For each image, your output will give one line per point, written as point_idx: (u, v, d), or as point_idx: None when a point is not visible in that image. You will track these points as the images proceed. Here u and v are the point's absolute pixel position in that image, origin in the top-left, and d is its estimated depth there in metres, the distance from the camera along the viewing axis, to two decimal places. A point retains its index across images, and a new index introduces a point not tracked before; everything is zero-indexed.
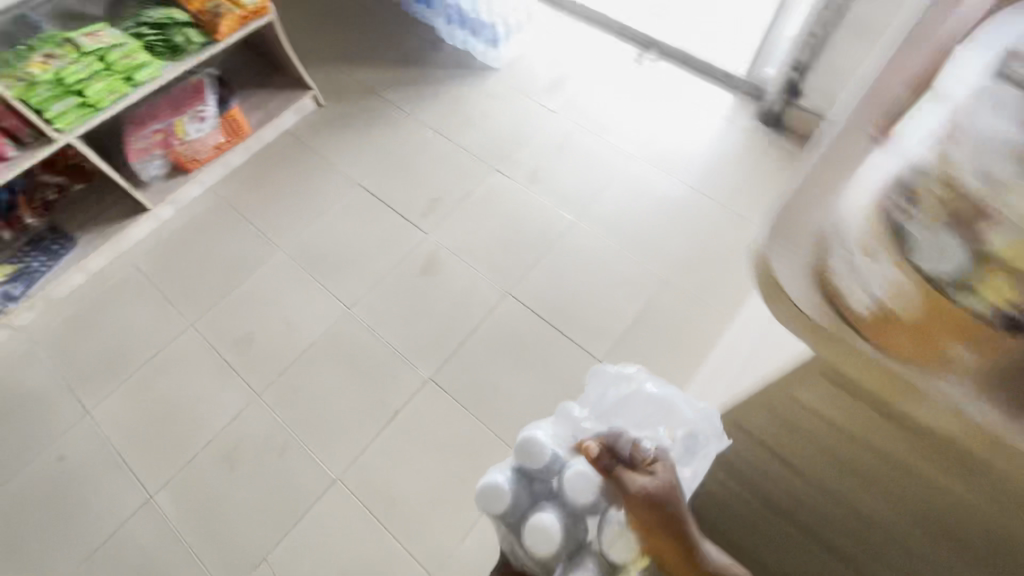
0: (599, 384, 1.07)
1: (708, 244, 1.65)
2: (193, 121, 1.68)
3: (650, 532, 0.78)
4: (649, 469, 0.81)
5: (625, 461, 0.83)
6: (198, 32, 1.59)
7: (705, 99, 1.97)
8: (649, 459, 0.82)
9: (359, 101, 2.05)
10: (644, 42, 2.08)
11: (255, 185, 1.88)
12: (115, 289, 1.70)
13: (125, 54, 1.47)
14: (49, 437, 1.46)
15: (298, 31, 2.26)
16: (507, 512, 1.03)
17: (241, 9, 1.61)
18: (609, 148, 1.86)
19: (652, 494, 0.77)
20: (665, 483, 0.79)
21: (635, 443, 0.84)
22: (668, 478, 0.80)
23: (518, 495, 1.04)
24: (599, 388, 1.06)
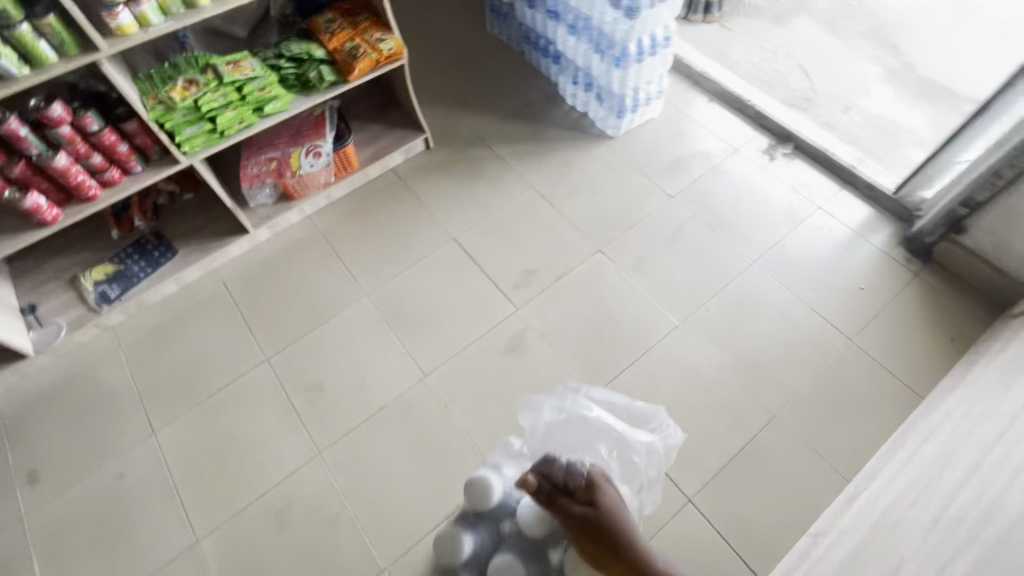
0: (530, 409, 1.29)
1: (825, 382, 1.48)
2: (308, 155, 1.65)
3: (597, 553, 1.12)
4: (582, 495, 1.16)
5: (562, 490, 1.17)
6: (331, 70, 1.57)
7: (841, 208, 1.79)
8: (581, 484, 1.17)
9: (468, 149, 1.99)
10: (780, 135, 1.95)
11: (354, 221, 1.84)
12: (201, 305, 1.69)
13: (260, 86, 1.47)
14: (113, 449, 1.46)
15: (420, 66, 2.25)
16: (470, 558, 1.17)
17: (378, 53, 1.58)
18: (724, 248, 1.72)
19: (588, 517, 1.13)
20: (597, 507, 1.14)
21: (568, 472, 1.18)
22: (599, 500, 1.15)
23: (480, 539, 1.19)
24: (534, 414, 1.29)
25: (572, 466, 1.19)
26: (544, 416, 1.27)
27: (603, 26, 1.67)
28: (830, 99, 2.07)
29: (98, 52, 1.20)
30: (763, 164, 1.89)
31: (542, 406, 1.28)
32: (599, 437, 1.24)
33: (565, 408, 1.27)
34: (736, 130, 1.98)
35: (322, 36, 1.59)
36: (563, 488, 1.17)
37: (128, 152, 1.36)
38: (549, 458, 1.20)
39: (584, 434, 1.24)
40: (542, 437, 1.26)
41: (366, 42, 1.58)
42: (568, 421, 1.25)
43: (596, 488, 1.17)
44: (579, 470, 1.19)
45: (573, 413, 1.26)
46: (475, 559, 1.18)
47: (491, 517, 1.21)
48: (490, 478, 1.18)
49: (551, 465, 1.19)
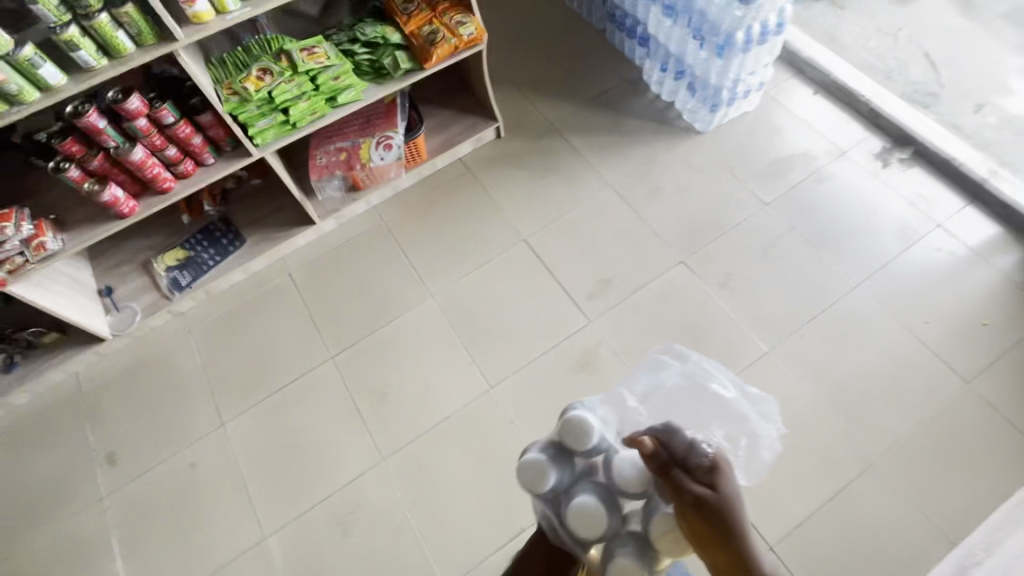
0: (648, 367, 1.11)
1: (934, 431, 1.32)
2: (379, 148, 1.56)
3: (704, 539, 0.90)
4: (702, 476, 0.91)
5: (679, 462, 0.93)
6: (407, 56, 1.46)
7: (966, 228, 1.57)
8: (704, 464, 0.92)
9: (541, 140, 1.86)
10: (898, 137, 1.71)
11: (421, 215, 1.76)
12: (268, 296, 1.68)
13: (335, 75, 1.38)
14: (185, 438, 1.48)
15: (494, 45, 2.10)
16: (548, 490, 1.01)
17: (457, 39, 1.45)
18: (824, 267, 1.55)
19: (706, 500, 0.89)
20: (719, 493, 0.90)
21: (691, 447, 0.93)
22: (722, 486, 0.91)
23: (562, 473, 1.01)
24: (653, 372, 1.10)
25: (698, 441, 0.94)
26: (667, 377, 1.07)
27: (708, 10, 1.48)
28: (959, 94, 1.80)
29: (175, 41, 1.13)
30: (875, 171, 1.68)
31: (667, 365, 1.09)
32: (725, 419, 1.02)
33: (695, 375, 1.06)
34: (846, 130, 1.75)
35: (398, 18, 1.47)
36: (683, 460, 0.93)
37: (202, 145, 1.32)
38: (670, 425, 0.97)
39: (711, 408, 1.03)
40: (657, 399, 1.07)
41: (445, 26, 1.46)
42: (695, 390, 1.05)
43: (723, 473, 0.92)
44: (705, 448, 0.93)
45: (704, 385, 1.05)
46: (554, 492, 1.02)
47: (576, 453, 1.03)
48: (593, 423, 0.99)
49: (674, 434, 0.95)
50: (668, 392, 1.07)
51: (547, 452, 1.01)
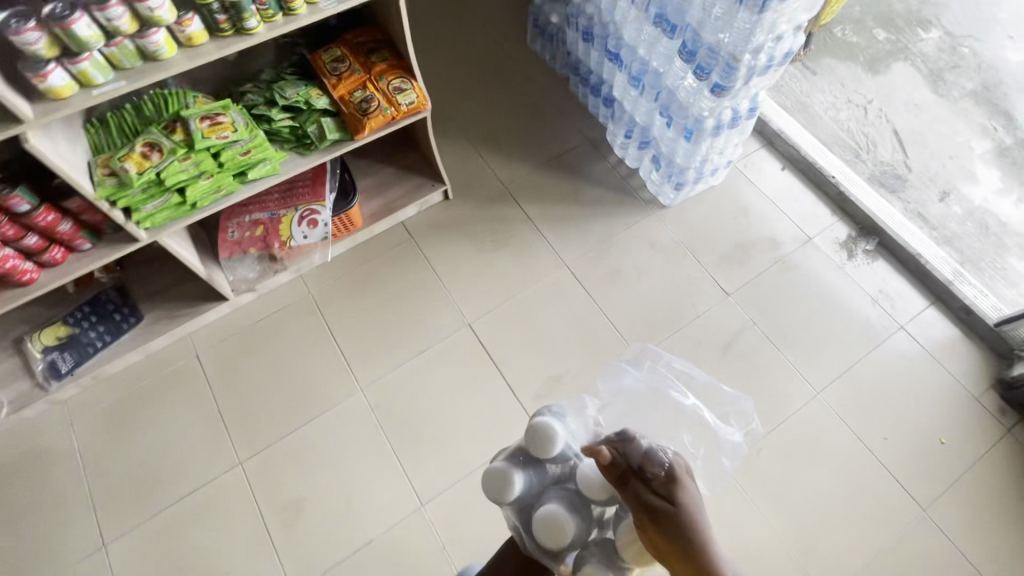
0: (609, 374, 1.17)
1: (883, 562, 1.27)
2: (301, 225, 1.35)
3: (666, 554, 0.90)
4: (660, 486, 0.94)
5: (636, 471, 0.96)
6: (335, 125, 1.26)
7: (928, 333, 1.50)
8: (662, 474, 0.96)
9: (494, 205, 1.70)
10: (864, 226, 1.64)
11: (354, 288, 1.57)
12: (168, 382, 1.45)
13: (244, 150, 1.16)
14: (57, 563, 1.27)
15: (447, 87, 1.91)
16: (515, 500, 1.00)
17: (395, 109, 1.26)
18: (783, 369, 1.46)
19: (664, 513, 0.91)
20: (676, 504, 0.92)
21: (648, 457, 0.97)
22: (678, 497, 0.94)
23: (528, 482, 1.01)
24: (611, 379, 1.16)
25: (654, 450, 0.99)
26: (626, 384, 1.15)
27: (677, 90, 1.33)
28: (926, 181, 1.74)
29: (23, 124, 0.89)
30: (839, 263, 1.59)
31: (624, 373, 1.17)
32: (689, 425, 1.10)
33: (656, 384, 1.15)
34: (813, 213, 1.66)
35: (325, 78, 1.26)
36: (639, 470, 0.96)
37: (72, 233, 1.09)
38: (627, 432, 1.02)
39: (673, 414, 1.11)
40: (619, 408, 1.14)
41: (380, 92, 1.26)
42: (655, 396, 1.13)
43: (678, 484, 0.95)
44: (662, 456, 0.98)
45: (662, 390, 1.14)
46: (522, 501, 1.01)
47: (541, 461, 1.04)
48: (559, 433, 1.00)
49: (632, 443, 0.99)
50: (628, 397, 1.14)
51: (514, 461, 1.03)
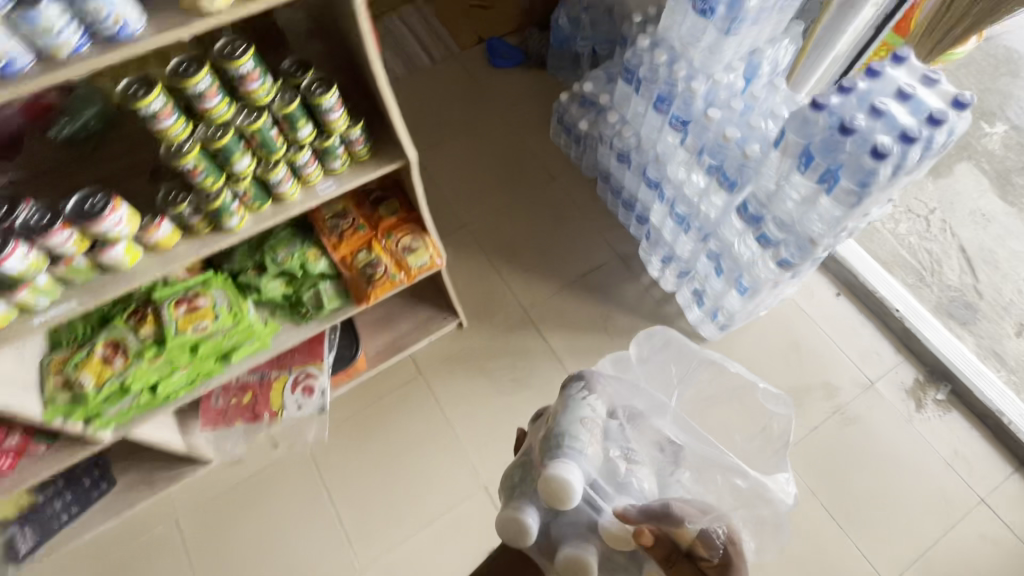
0: (627, 389, 0.91)
1: None
2: (294, 392, 1.18)
3: None
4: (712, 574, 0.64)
5: (682, 553, 0.65)
6: (335, 290, 1.09)
7: (1013, 508, 1.31)
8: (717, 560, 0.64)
9: (514, 334, 1.51)
10: (933, 369, 1.44)
11: (354, 441, 1.38)
12: (144, 557, 1.27)
13: (227, 335, 0.99)
14: None
15: (463, 187, 1.74)
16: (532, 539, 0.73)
17: (404, 273, 1.08)
18: (846, 551, 1.28)
19: None
20: None
21: (702, 537, 0.65)
22: None
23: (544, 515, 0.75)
24: (628, 392, 0.91)
25: (707, 528, 0.65)
26: (651, 410, 0.90)
27: (732, 244, 1.15)
28: (998, 310, 1.55)
29: None
30: (906, 415, 1.40)
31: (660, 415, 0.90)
32: (739, 496, 0.81)
33: (703, 444, 0.85)
34: (873, 351, 1.47)
35: (323, 235, 1.08)
36: (684, 554, 0.65)
37: (20, 443, 0.95)
38: (670, 507, 0.67)
39: (716, 482, 0.82)
40: (637, 428, 0.89)
41: (388, 253, 1.09)
42: (695, 453, 0.85)
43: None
44: (717, 536, 0.65)
45: (712, 450, 0.84)
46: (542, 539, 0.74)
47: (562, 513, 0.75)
48: (577, 480, 0.72)
49: (676, 520, 0.66)
50: (664, 444, 0.87)
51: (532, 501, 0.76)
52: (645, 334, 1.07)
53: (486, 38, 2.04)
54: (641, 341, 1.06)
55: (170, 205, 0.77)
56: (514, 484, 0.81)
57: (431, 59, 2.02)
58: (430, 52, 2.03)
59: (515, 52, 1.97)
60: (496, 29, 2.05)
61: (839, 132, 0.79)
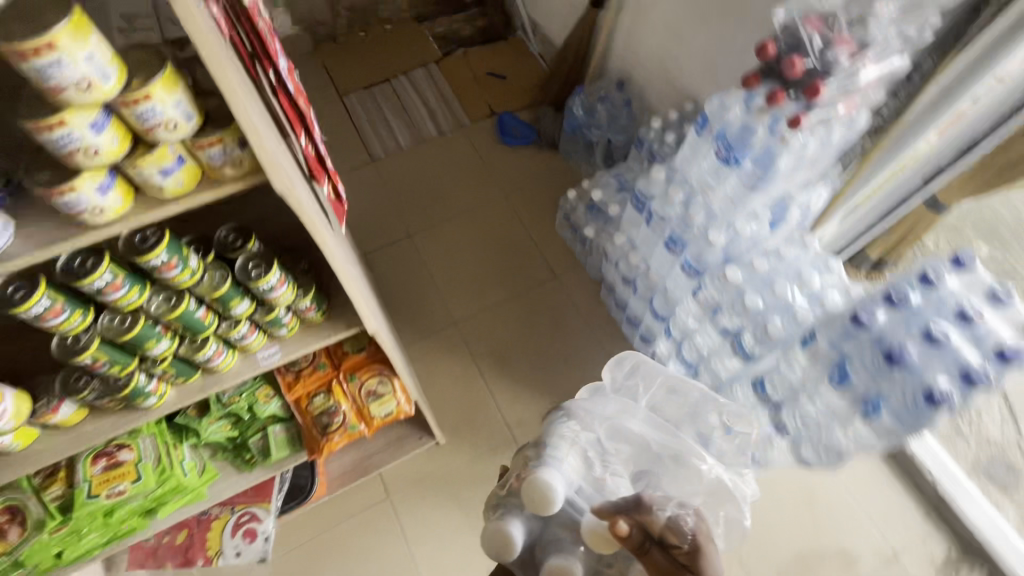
0: (596, 400, 0.90)
1: None
2: (236, 537, 1.23)
3: None
4: (681, 560, 0.66)
5: (653, 539, 0.66)
6: (286, 433, 0.97)
7: None
8: (686, 547, 0.66)
9: (495, 455, 1.37)
10: (966, 543, 1.26)
11: (303, 572, 1.23)
12: None
13: (147, 498, 0.86)
14: None
15: (459, 277, 1.62)
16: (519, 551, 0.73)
17: (366, 425, 0.96)
18: None
19: None
20: None
21: (671, 522, 0.67)
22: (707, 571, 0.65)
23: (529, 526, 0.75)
24: (597, 404, 0.89)
25: (675, 517, 0.69)
26: (622, 417, 0.88)
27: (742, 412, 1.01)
28: None
29: None
30: None
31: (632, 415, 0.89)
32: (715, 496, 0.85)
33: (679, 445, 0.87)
34: (899, 514, 1.29)
35: (278, 370, 0.96)
36: (656, 541, 0.66)
37: None
38: (641, 497, 0.70)
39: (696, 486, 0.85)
40: (614, 434, 0.88)
41: (349, 399, 0.96)
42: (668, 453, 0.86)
43: (708, 561, 0.65)
44: (684, 523, 0.68)
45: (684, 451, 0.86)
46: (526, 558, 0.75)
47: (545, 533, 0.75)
48: (560, 486, 0.71)
49: (647, 510, 0.68)
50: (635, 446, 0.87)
51: (518, 512, 0.75)
52: (617, 360, 0.97)
53: (498, 112, 1.94)
54: (612, 368, 0.97)
55: (75, 390, 0.65)
56: (498, 498, 0.78)
57: (438, 129, 1.91)
58: (439, 122, 1.93)
59: (527, 131, 1.86)
60: (509, 104, 1.95)
61: (888, 360, 0.66)
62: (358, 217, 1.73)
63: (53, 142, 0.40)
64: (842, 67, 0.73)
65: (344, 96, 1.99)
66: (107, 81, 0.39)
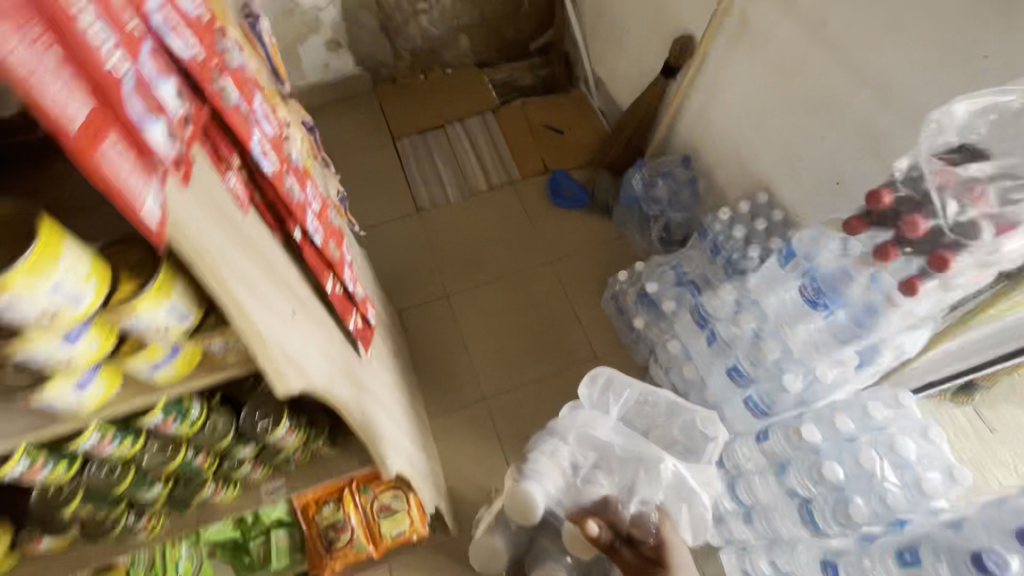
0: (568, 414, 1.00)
1: None
2: None
3: None
4: (648, 553, 0.82)
5: (623, 538, 0.83)
6: (289, 540, 0.90)
7: None
8: (650, 541, 0.83)
9: None
10: None
11: None
12: None
13: None
14: None
15: (493, 346, 1.54)
16: None
17: (375, 545, 0.89)
18: None
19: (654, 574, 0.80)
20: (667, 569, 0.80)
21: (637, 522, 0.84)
22: (669, 560, 0.81)
23: None
24: (568, 417, 0.99)
25: (639, 515, 0.86)
26: (591, 426, 0.98)
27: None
28: None
29: None
30: None
31: (600, 424, 0.99)
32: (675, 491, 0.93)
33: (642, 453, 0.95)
34: None
35: None
36: (625, 540, 0.83)
37: None
38: (608, 501, 0.88)
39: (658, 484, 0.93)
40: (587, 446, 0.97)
41: (360, 511, 0.88)
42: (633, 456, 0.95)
43: (669, 551, 0.82)
44: (648, 521, 0.85)
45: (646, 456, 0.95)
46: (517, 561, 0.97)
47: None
48: (540, 496, 0.88)
49: (612, 512, 0.86)
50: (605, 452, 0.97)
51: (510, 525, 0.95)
52: (588, 378, 1.05)
53: (552, 169, 1.86)
54: (584, 386, 1.05)
55: (56, 529, 0.61)
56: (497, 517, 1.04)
57: (488, 181, 1.85)
58: (488, 174, 1.86)
59: (580, 192, 1.77)
60: (564, 161, 1.87)
61: None
62: (393, 270, 1.67)
63: (27, 360, 0.41)
64: (982, 241, 0.67)
65: (397, 140, 1.95)
66: (80, 302, 0.40)
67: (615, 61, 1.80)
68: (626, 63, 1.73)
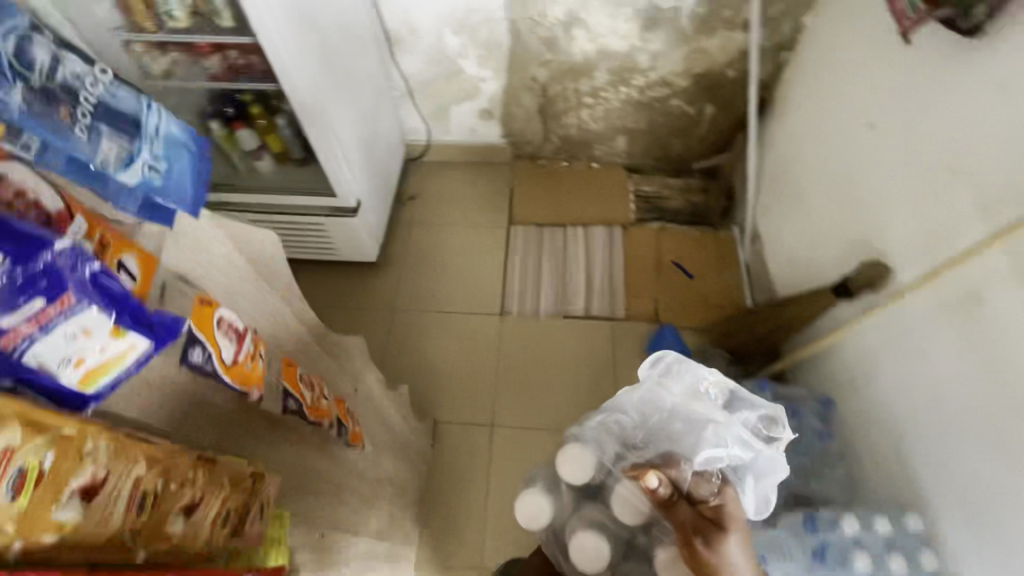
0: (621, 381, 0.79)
1: None
2: None
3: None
4: (708, 513, 0.66)
5: (683, 496, 0.68)
6: None
7: None
8: (712, 501, 0.67)
9: None
10: None
11: None
12: None
13: None
14: None
15: (512, 512, 1.34)
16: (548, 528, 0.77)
17: None
18: None
19: (709, 534, 0.64)
20: (727, 530, 0.65)
21: (697, 479, 0.68)
22: (730, 527, 0.65)
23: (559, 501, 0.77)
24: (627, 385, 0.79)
25: (702, 473, 0.69)
26: (657, 392, 0.76)
27: None
28: None
29: None
30: None
31: (664, 391, 0.76)
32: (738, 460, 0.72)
33: (707, 420, 0.72)
34: None
35: None
36: (685, 496, 0.68)
37: None
38: (671, 455, 0.72)
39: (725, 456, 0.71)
40: (646, 409, 0.77)
41: None
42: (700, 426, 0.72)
43: (732, 517, 0.66)
44: (712, 480, 0.69)
45: (713, 424, 0.72)
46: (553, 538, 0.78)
47: None
48: (587, 453, 0.74)
49: (675, 466, 0.69)
50: (668, 417, 0.75)
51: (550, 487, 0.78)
52: (645, 359, 0.78)
53: (664, 320, 1.60)
54: (641, 366, 0.78)
55: None
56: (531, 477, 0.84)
57: (587, 308, 1.64)
58: (590, 298, 1.65)
59: None
60: (681, 317, 1.60)
61: None
62: (447, 379, 1.53)
63: None
64: None
65: (512, 225, 1.81)
66: None
67: (783, 228, 1.49)
68: (795, 238, 1.42)
